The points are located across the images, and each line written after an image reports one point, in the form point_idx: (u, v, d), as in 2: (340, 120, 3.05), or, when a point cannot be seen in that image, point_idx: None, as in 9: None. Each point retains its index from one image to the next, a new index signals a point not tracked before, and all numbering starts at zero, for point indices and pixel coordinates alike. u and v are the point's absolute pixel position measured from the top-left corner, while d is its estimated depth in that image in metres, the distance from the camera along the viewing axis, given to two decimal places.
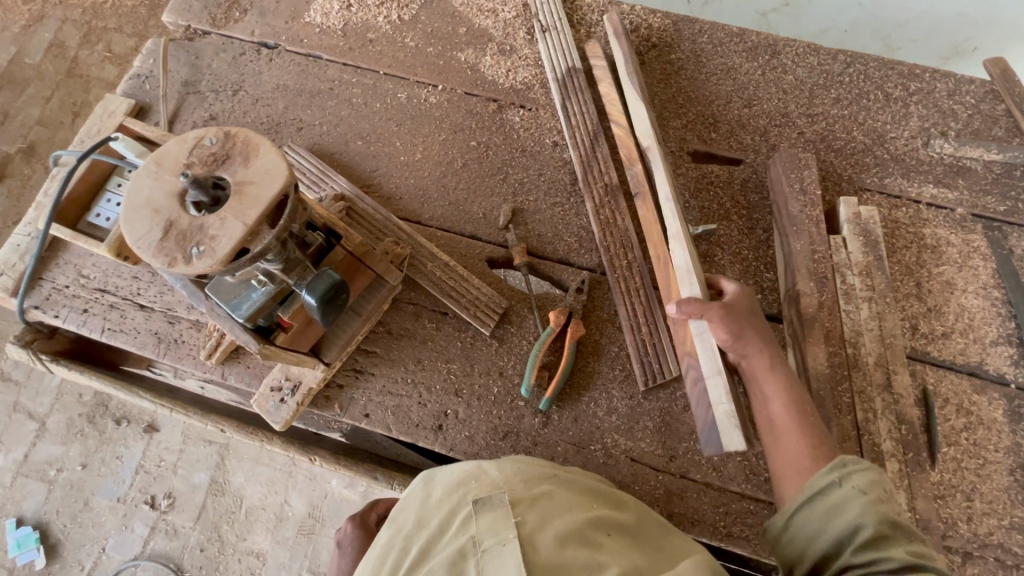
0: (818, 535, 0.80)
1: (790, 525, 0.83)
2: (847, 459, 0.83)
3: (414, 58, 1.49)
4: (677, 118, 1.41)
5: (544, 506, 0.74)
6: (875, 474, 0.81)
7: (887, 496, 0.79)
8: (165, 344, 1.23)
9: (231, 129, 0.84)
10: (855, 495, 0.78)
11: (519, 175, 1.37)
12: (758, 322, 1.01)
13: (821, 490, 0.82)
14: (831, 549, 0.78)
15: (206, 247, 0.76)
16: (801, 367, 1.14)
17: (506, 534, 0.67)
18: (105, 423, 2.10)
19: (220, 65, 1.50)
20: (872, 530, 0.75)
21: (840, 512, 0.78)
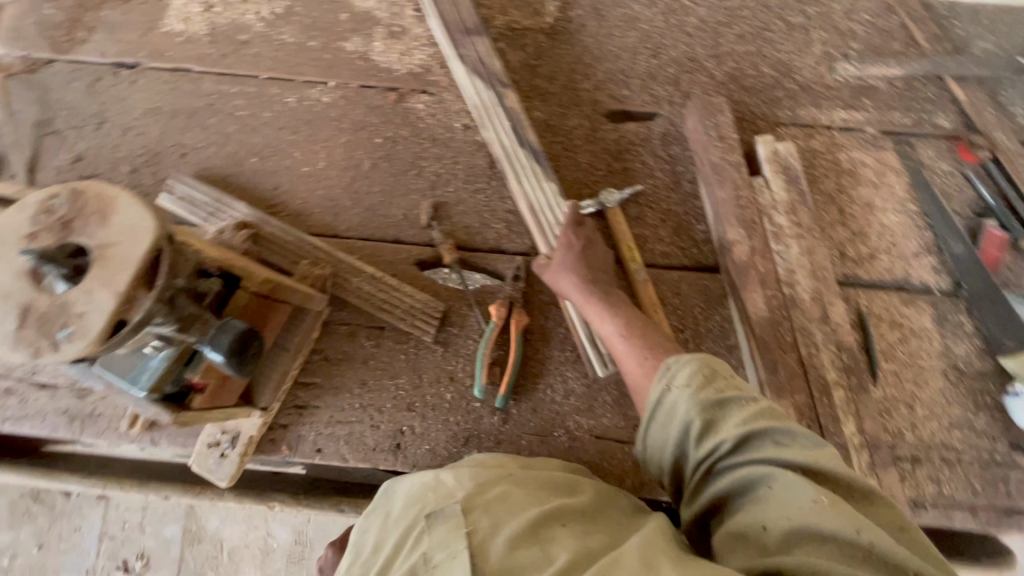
0: (665, 444, 0.86)
1: (645, 442, 0.90)
2: (671, 363, 0.89)
3: (296, 55, 1.35)
4: (586, 79, 1.35)
5: (497, 509, 0.72)
6: (695, 365, 0.87)
7: (715, 380, 0.85)
8: (80, 421, 1.12)
9: (77, 185, 0.73)
10: (681, 398, 0.84)
11: (434, 167, 1.29)
12: (587, 259, 1.09)
13: (657, 406, 0.88)
14: (679, 451, 0.85)
15: (75, 328, 0.66)
16: (743, 315, 1.14)
17: (456, 547, 0.67)
18: (52, 498, 1.94)
19: (76, 96, 1.32)
20: (702, 422, 0.82)
21: (676, 421, 0.85)
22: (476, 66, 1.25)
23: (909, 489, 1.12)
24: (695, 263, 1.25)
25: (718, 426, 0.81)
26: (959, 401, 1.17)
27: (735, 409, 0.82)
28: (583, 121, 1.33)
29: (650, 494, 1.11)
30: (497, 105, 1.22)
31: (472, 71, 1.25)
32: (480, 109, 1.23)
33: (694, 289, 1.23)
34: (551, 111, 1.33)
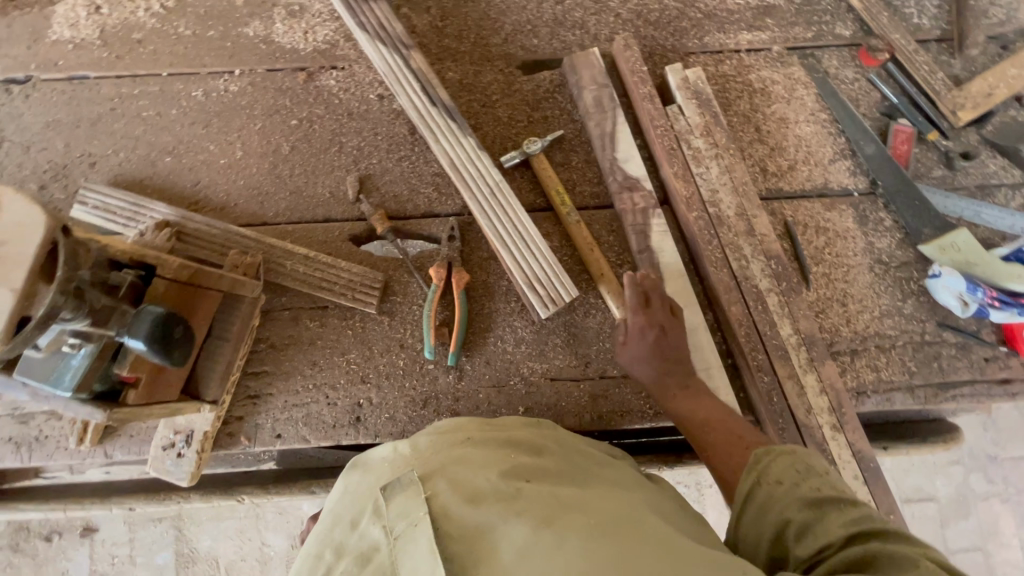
0: (759, 538, 0.79)
1: (737, 532, 0.82)
2: (758, 457, 0.85)
3: (196, 47, 1.32)
4: (495, 34, 1.35)
5: (455, 469, 0.70)
6: (788, 462, 0.83)
7: (807, 474, 0.80)
8: (27, 447, 1.09)
9: None
10: (776, 488, 0.80)
11: (354, 141, 1.28)
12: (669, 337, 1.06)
13: (749, 495, 0.82)
14: (775, 547, 0.77)
15: None
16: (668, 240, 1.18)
17: (416, 514, 0.62)
18: (32, 545, 1.90)
19: None
20: (801, 518, 0.75)
21: (768, 514, 0.79)
22: (377, 33, 1.23)
23: (850, 379, 1.18)
24: None
25: (818, 522, 0.73)
26: (888, 291, 1.23)
27: (833, 505, 0.75)
28: (498, 76, 1.33)
29: (609, 425, 1.15)
30: (404, 68, 1.20)
31: (374, 38, 1.23)
32: (386, 75, 1.22)
33: None
34: (465, 70, 1.33)
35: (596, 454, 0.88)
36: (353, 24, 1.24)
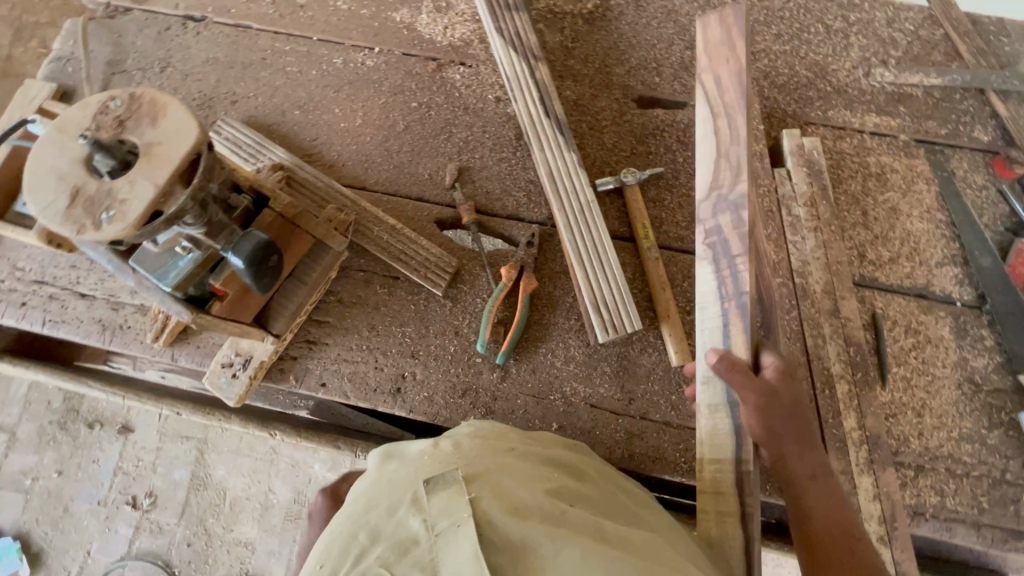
0: None
1: None
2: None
3: (348, 21, 1.44)
4: (619, 65, 1.39)
5: (497, 480, 0.67)
6: None
7: None
8: (111, 331, 1.20)
9: (136, 90, 0.80)
10: None
11: (463, 134, 1.34)
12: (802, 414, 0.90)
13: None
14: None
15: (116, 211, 0.73)
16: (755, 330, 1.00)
17: (459, 515, 0.60)
18: (76, 428, 2.07)
19: (147, 42, 1.44)
20: None
21: None
22: (512, 39, 1.28)
23: (909, 496, 1.09)
24: None
25: None
26: (972, 415, 1.13)
27: None
28: (612, 104, 1.36)
29: (638, 468, 1.12)
30: (528, 76, 1.25)
31: (507, 43, 1.28)
32: (511, 79, 1.27)
33: None
34: (582, 92, 1.37)
35: (635, 496, 0.85)
36: (491, 27, 1.29)
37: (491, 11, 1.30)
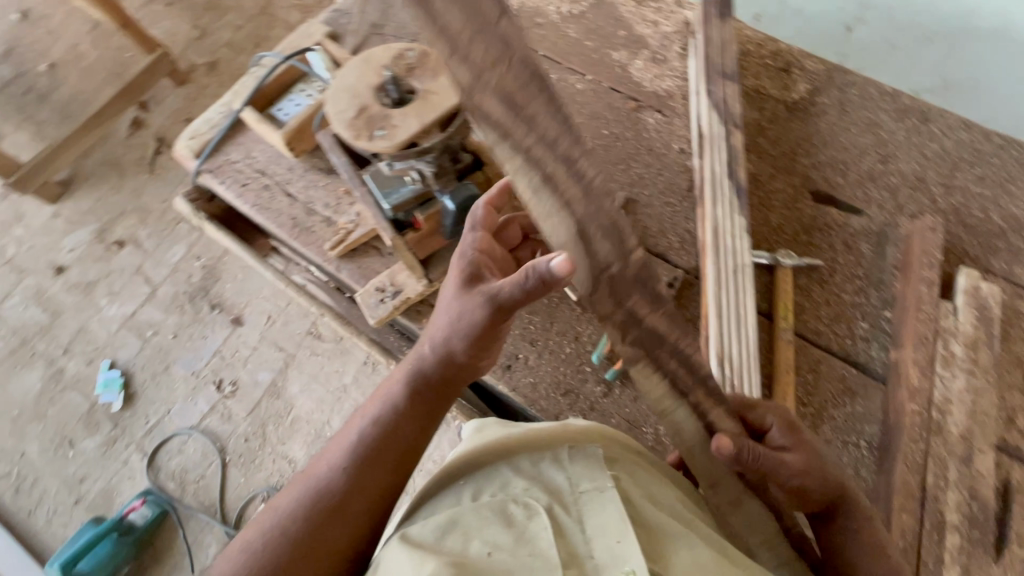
0: None
1: None
2: None
3: (572, 47, 1.63)
4: (807, 156, 1.43)
5: (625, 469, 0.81)
6: None
7: None
8: (299, 230, 1.42)
9: (429, 49, 0.99)
10: None
11: (640, 170, 1.45)
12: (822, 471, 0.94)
13: None
14: None
15: (387, 132, 0.91)
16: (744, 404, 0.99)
17: (602, 484, 0.75)
18: (201, 306, 2.67)
19: (406, 16, 1.70)
20: None
21: None
22: (718, 103, 1.37)
23: None
24: (845, 353, 1.23)
25: None
26: None
27: None
28: (787, 188, 1.40)
29: None
30: (722, 139, 1.32)
31: (713, 106, 1.37)
32: (706, 138, 1.35)
33: (833, 375, 1.21)
34: (762, 169, 1.43)
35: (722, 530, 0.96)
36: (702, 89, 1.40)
37: (706, 74, 1.41)
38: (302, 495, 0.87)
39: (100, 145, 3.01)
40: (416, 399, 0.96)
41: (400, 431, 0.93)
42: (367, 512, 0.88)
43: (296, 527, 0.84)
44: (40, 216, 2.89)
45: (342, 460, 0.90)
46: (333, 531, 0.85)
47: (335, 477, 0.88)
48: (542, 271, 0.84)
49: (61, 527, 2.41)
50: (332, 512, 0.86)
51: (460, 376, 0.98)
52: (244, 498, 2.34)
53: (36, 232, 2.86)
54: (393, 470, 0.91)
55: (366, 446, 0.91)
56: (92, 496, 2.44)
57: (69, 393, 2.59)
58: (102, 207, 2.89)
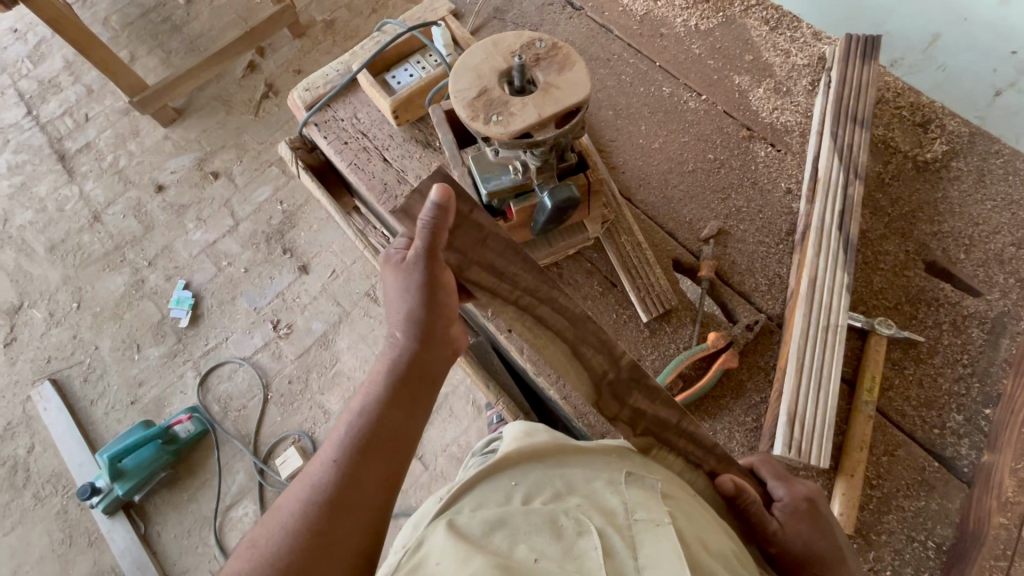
0: None
1: None
2: None
3: (692, 64, 1.57)
4: (928, 223, 1.32)
5: (680, 509, 0.79)
6: None
7: None
8: (387, 196, 1.45)
9: (558, 42, 0.98)
10: None
11: (739, 202, 1.38)
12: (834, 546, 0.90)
13: None
14: None
15: (503, 118, 0.91)
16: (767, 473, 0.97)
17: (659, 517, 0.73)
18: (274, 248, 2.81)
19: (530, 6, 1.70)
20: None
21: None
22: (841, 147, 1.28)
23: None
24: (929, 442, 1.13)
25: None
26: None
27: None
28: (898, 253, 1.30)
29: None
30: (839, 187, 1.23)
31: (834, 149, 1.28)
32: (820, 181, 1.27)
33: (911, 462, 1.11)
34: (874, 227, 1.33)
35: None
36: (825, 129, 1.31)
37: (835, 115, 1.32)
38: (296, 509, 0.78)
39: (216, 80, 3.21)
40: (400, 377, 0.90)
41: (390, 415, 0.87)
42: (373, 505, 0.81)
43: (296, 542, 0.75)
44: (151, 136, 3.12)
45: (331, 457, 0.82)
46: (345, 536, 0.77)
47: (330, 474, 0.80)
48: (432, 211, 0.86)
49: (115, 422, 2.61)
50: (336, 512, 0.78)
51: (436, 339, 0.93)
52: (278, 436, 2.46)
53: (144, 149, 3.09)
54: (393, 456, 0.85)
55: (353, 438, 0.84)
56: (146, 401, 2.63)
57: (145, 302, 2.79)
58: (206, 138, 3.08)
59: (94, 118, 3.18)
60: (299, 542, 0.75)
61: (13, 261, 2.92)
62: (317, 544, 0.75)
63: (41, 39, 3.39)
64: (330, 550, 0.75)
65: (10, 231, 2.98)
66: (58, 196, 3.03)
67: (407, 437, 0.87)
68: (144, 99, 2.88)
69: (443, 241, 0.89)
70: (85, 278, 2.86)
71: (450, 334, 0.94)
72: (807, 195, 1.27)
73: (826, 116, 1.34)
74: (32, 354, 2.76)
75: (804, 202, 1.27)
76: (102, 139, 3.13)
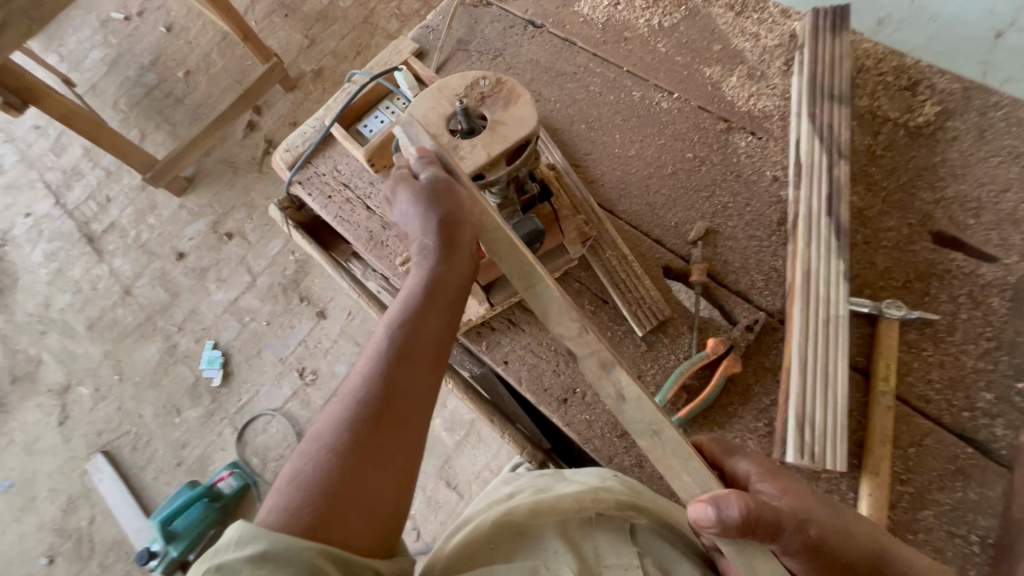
0: None
1: None
2: None
3: (660, 63, 1.53)
4: (930, 190, 1.24)
5: (646, 543, 0.92)
6: None
7: None
8: (374, 243, 1.49)
9: (502, 77, 0.98)
10: None
11: (725, 198, 1.34)
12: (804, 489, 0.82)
13: None
14: None
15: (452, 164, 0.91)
16: (720, 443, 0.88)
17: (630, 563, 0.86)
18: (292, 298, 2.89)
19: (492, 32, 1.69)
20: None
21: None
22: (821, 128, 1.23)
23: None
24: (959, 427, 1.06)
25: None
26: None
27: None
28: (900, 227, 1.23)
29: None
30: (823, 170, 1.18)
31: (814, 131, 1.23)
32: (802, 166, 1.22)
33: (942, 451, 1.04)
34: (871, 203, 1.25)
35: None
36: (803, 110, 1.26)
37: (811, 93, 1.26)
38: (334, 425, 0.74)
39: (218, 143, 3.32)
40: (430, 288, 0.84)
41: (423, 327, 0.82)
42: (417, 420, 0.77)
43: (342, 460, 0.72)
44: (168, 207, 3.22)
45: (364, 374, 0.78)
46: (392, 453, 0.74)
47: (366, 389, 0.76)
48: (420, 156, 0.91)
49: (166, 485, 2.73)
50: (378, 430, 0.74)
51: (461, 251, 0.87)
52: None
53: (164, 220, 3.20)
54: (430, 367, 0.81)
55: (388, 351, 0.79)
56: (191, 461, 2.74)
57: (180, 366, 2.90)
58: (218, 201, 3.19)
59: (113, 198, 3.28)
60: (346, 461, 0.71)
61: (56, 345, 3.04)
62: (364, 460, 0.72)
63: (56, 128, 3.52)
64: (380, 467, 0.72)
65: (51, 315, 3.12)
66: (91, 277, 3.15)
67: (444, 349, 0.83)
68: (157, 173, 2.99)
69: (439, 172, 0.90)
70: (122, 350, 2.99)
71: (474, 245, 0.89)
72: (794, 181, 1.22)
73: (801, 97, 1.28)
74: (84, 429, 2.89)
75: (792, 189, 1.21)
76: (122, 216, 3.28)
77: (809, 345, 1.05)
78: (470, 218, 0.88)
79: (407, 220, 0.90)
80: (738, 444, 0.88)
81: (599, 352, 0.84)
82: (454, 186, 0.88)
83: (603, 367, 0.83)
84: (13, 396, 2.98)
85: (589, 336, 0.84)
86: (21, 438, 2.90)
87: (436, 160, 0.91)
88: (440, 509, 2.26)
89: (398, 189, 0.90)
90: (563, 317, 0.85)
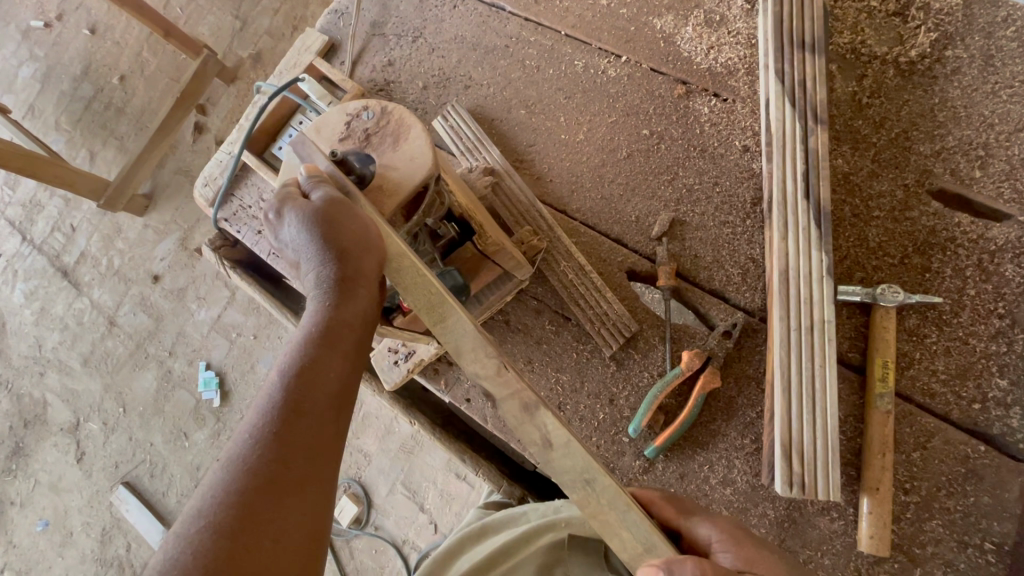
0: None
1: None
2: None
3: (603, 19, 1.28)
4: (927, 141, 1.05)
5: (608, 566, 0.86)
6: None
7: None
8: None
9: (388, 106, 0.86)
10: None
11: (690, 179, 1.16)
12: (775, 556, 0.73)
13: None
14: None
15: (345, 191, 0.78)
16: (678, 503, 0.79)
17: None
18: None
19: (407, 6, 1.44)
20: None
21: None
22: (793, 86, 1.02)
23: None
24: (970, 422, 0.95)
25: None
26: None
27: None
28: (895, 191, 1.05)
29: None
30: (797, 142, 1.00)
31: (786, 92, 1.02)
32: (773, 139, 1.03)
33: (951, 453, 0.94)
34: (859, 165, 1.07)
35: None
36: (771, 64, 1.04)
37: (781, 41, 1.03)
38: (212, 499, 0.58)
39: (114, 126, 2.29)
40: (327, 322, 0.68)
41: (322, 369, 0.66)
42: (318, 483, 0.62)
43: (225, 544, 0.55)
44: (134, 227, 2.27)
45: (248, 432, 0.62)
46: (287, 529, 0.58)
47: (251, 451, 0.60)
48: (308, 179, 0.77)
49: None
50: (269, 500, 0.58)
51: (364, 276, 0.72)
52: None
53: (132, 245, 2.26)
54: (332, 418, 0.65)
55: (280, 400, 0.63)
56: None
57: (171, 397, 2.14)
58: (182, 215, 2.23)
59: (51, 215, 2.34)
60: (228, 546, 0.55)
61: (56, 384, 2.22)
62: (251, 540, 0.56)
63: None
64: (271, 552, 0.56)
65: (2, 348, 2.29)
66: (74, 312, 2.26)
67: (351, 395, 0.68)
68: (110, 198, 2.09)
69: (332, 192, 0.74)
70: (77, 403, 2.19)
71: (382, 270, 0.74)
72: (763, 157, 1.04)
73: (768, 46, 1.05)
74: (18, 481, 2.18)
75: (763, 166, 1.03)
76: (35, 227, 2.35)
77: (793, 359, 0.93)
78: (376, 240, 0.73)
79: (297, 246, 0.74)
80: (701, 504, 0.79)
81: (521, 394, 0.68)
82: (351, 207, 0.74)
83: (526, 410, 0.68)
84: (26, 438, 2.20)
85: (508, 376, 0.69)
86: (43, 478, 2.16)
87: (330, 180, 0.78)
88: (455, 503, 1.71)
89: (283, 210, 0.74)
90: (477, 350, 0.71)
